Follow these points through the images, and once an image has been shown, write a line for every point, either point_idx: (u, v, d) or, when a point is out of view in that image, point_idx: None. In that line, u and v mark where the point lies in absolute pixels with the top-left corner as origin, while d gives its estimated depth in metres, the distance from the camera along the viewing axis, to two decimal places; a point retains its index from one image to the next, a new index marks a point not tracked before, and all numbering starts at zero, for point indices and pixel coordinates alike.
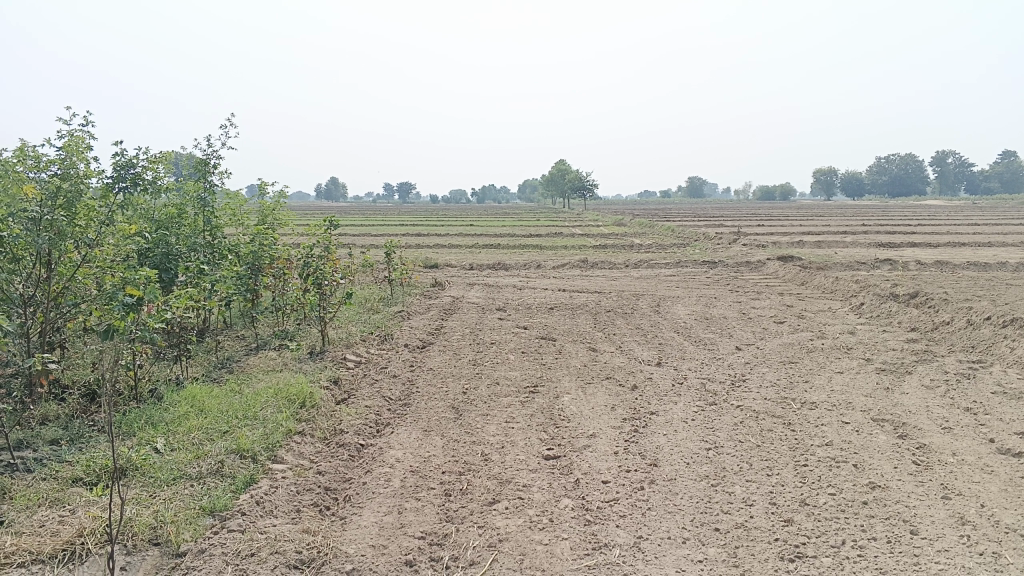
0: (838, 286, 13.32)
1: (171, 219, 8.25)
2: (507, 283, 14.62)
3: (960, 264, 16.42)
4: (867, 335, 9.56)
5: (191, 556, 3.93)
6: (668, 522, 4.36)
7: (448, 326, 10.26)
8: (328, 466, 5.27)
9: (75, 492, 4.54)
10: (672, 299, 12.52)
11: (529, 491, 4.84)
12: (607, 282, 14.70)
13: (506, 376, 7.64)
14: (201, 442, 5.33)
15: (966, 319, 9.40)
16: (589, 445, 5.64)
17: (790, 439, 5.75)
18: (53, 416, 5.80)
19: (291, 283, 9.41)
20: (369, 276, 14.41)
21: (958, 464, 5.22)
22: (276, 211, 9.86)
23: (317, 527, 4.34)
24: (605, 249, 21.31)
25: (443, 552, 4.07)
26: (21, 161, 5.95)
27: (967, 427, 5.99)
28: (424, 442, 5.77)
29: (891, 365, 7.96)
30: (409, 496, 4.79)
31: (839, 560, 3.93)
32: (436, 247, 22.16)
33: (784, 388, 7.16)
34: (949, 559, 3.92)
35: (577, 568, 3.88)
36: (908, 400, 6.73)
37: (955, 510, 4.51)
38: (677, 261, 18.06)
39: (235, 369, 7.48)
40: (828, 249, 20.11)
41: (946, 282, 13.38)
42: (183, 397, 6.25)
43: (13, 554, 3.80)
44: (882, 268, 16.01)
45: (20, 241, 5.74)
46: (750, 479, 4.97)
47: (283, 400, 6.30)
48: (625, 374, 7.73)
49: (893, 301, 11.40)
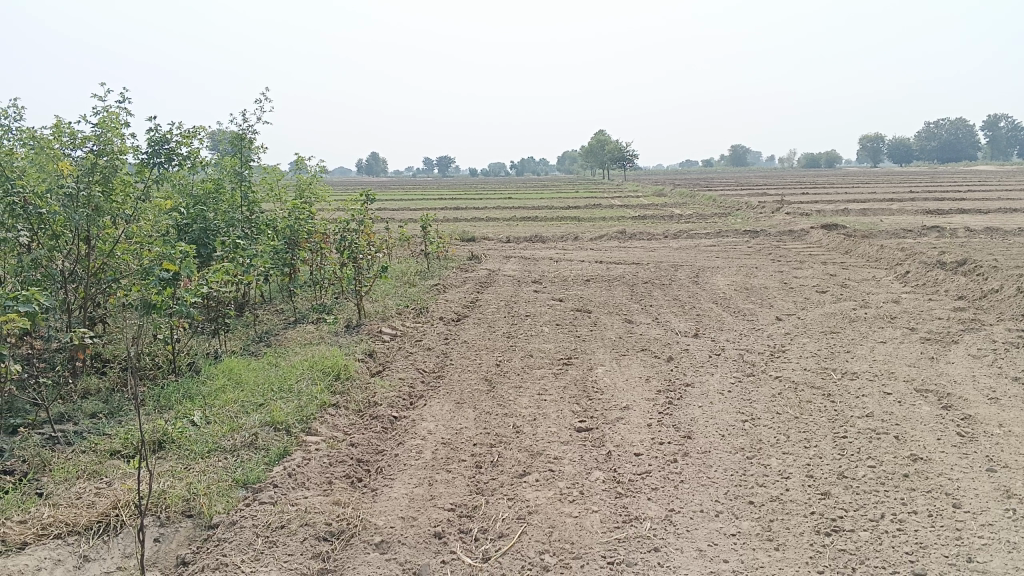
0: (883, 254, 12.99)
1: (209, 195, 8.24)
2: (543, 255, 14.52)
3: (1011, 230, 15.87)
4: (912, 303, 9.32)
5: (223, 528, 3.97)
6: (702, 495, 4.28)
7: (483, 299, 10.25)
8: (362, 438, 5.28)
9: (113, 465, 4.62)
10: (711, 270, 12.30)
11: (560, 463, 4.80)
12: (645, 254, 14.51)
13: (540, 349, 7.60)
14: (236, 415, 5.39)
15: (1015, 287, 9.08)
16: (622, 417, 5.58)
17: (829, 410, 5.62)
18: (95, 390, 5.90)
19: (328, 257, 9.46)
20: (406, 252, 14.40)
21: (1005, 436, 5.05)
22: (313, 186, 9.91)
23: (348, 499, 4.35)
24: (644, 220, 21.07)
25: (472, 524, 4.06)
26: (58, 138, 6.01)
27: (1015, 397, 5.80)
28: (456, 414, 5.76)
29: (937, 334, 7.74)
30: (440, 468, 4.78)
31: (878, 534, 3.82)
32: (473, 220, 22.14)
33: (825, 358, 7.01)
34: (993, 533, 3.79)
35: (606, 541, 3.83)
36: (953, 369, 6.55)
37: (1001, 482, 4.37)
38: (716, 231, 17.76)
39: (272, 343, 7.53)
40: (873, 216, 19.62)
41: (996, 249, 12.92)
42: (220, 370, 6.32)
43: (51, 526, 3.89)
44: (929, 236, 15.60)
45: (58, 217, 5.79)
46: (787, 451, 4.86)
47: (318, 372, 6.34)
48: (661, 345, 7.63)
49: (941, 269, 11.08)
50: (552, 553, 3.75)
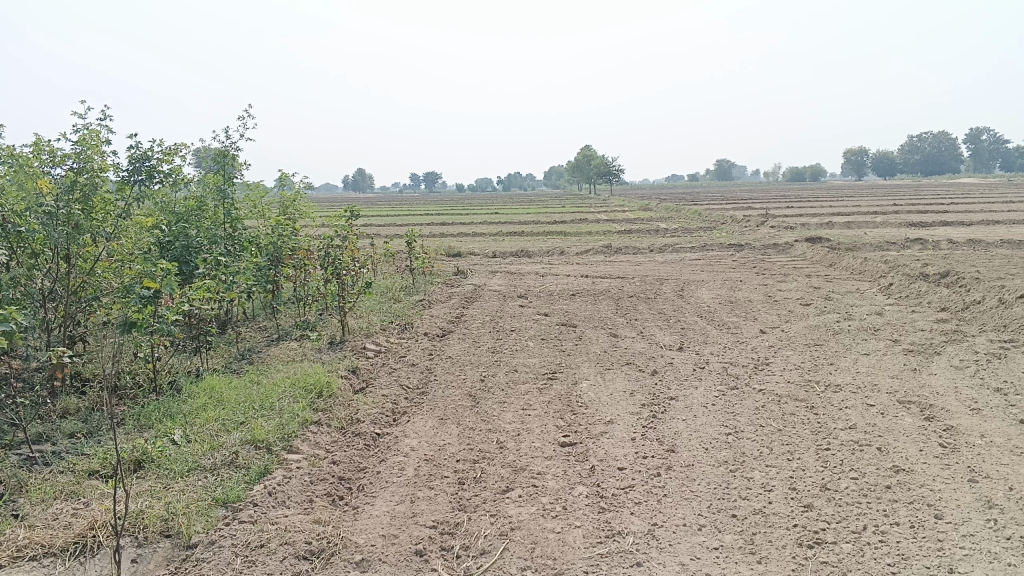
0: (866, 266, 13.08)
1: (190, 212, 8.41)
2: (529, 270, 14.54)
3: (993, 242, 16.00)
4: (895, 315, 9.37)
5: (202, 548, 3.93)
6: (684, 509, 4.27)
7: (469, 314, 10.24)
8: (343, 456, 5.25)
9: (90, 485, 4.56)
10: (697, 284, 12.35)
11: (543, 478, 4.78)
12: (630, 268, 14.52)
13: (525, 364, 7.58)
14: (216, 434, 5.33)
15: (997, 298, 9.14)
16: (606, 431, 5.57)
17: (812, 423, 5.62)
18: (74, 410, 5.83)
19: (312, 273, 9.40)
20: (391, 266, 14.39)
21: (986, 446, 5.07)
22: (297, 203, 9.88)
23: (329, 517, 4.30)
24: (630, 235, 21.17)
25: (454, 541, 4.03)
26: (36, 156, 5.97)
27: (996, 407, 5.83)
28: (439, 430, 5.73)
29: (919, 346, 7.77)
30: (423, 484, 4.75)
31: (860, 546, 3.82)
32: (460, 236, 22.17)
33: (808, 371, 7.02)
34: (974, 544, 3.79)
35: (589, 556, 3.81)
36: (936, 381, 6.58)
37: (981, 492, 4.38)
38: (702, 245, 17.82)
39: (255, 361, 7.48)
40: (856, 229, 19.77)
41: (978, 261, 13.03)
42: (202, 388, 6.27)
43: (26, 548, 3.83)
44: (913, 248, 15.72)
45: (38, 236, 5.74)
46: (770, 464, 4.86)
47: (300, 390, 6.29)
48: (646, 359, 7.63)
49: (923, 281, 11.15)
50: (534, 569, 3.72)
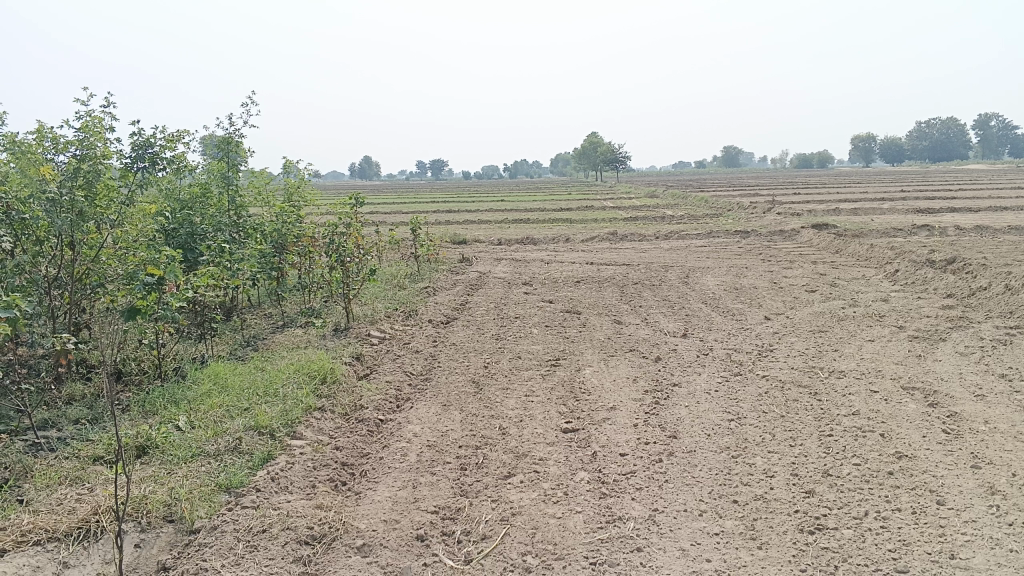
0: (873, 253, 13.03)
1: (196, 198, 8.37)
2: (535, 257, 14.51)
3: (1001, 228, 15.90)
4: (901, 302, 9.33)
5: (204, 533, 3.95)
6: (685, 494, 4.27)
7: (473, 301, 10.23)
8: (346, 442, 5.26)
9: (95, 470, 4.59)
10: (702, 270, 12.32)
11: (545, 464, 4.79)
12: (636, 255, 14.50)
13: (528, 350, 7.58)
14: (220, 420, 5.36)
15: (1003, 284, 9.09)
16: (609, 418, 5.57)
17: (815, 409, 5.61)
18: (80, 397, 5.87)
19: (316, 261, 9.41)
20: (397, 254, 14.39)
21: (990, 433, 5.05)
22: (301, 189, 9.87)
23: (331, 502, 4.32)
24: (636, 222, 21.11)
25: (455, 526, 4.04)
26: (39, 143, 5.97)
27: (1001, 394, 5.80)
28: (442, 417, 5.74)
29: (925, 332, 7.73)
30: (425, 470, 4.76)
31: (861, 532, 3.82)
32: (466, 223, 22.16)
33: (812, 357, 7.01)
34: (976, 530, 3.79)
35: (590, 542, 3.82)
36: (940, 367, 6.56)
37: (984, 478, 4.37)
38: (708, 231, 17.75)
39: (259, 347, 7.51)
40: (863, 216, 19.68)
41: (986, 247, 12.96)
42: (207, 374, 6.29)
43: (30, 532, 3.86)
44: (920, 235, 15.65)
45: (41, 222, 5.73)
46: (773, 450, 4.86)
47: (304, 376, 6.31)
48: (649, 346, 7.62)
49: (930, 267, 11.10)
50: (535, 554, 3.73)
